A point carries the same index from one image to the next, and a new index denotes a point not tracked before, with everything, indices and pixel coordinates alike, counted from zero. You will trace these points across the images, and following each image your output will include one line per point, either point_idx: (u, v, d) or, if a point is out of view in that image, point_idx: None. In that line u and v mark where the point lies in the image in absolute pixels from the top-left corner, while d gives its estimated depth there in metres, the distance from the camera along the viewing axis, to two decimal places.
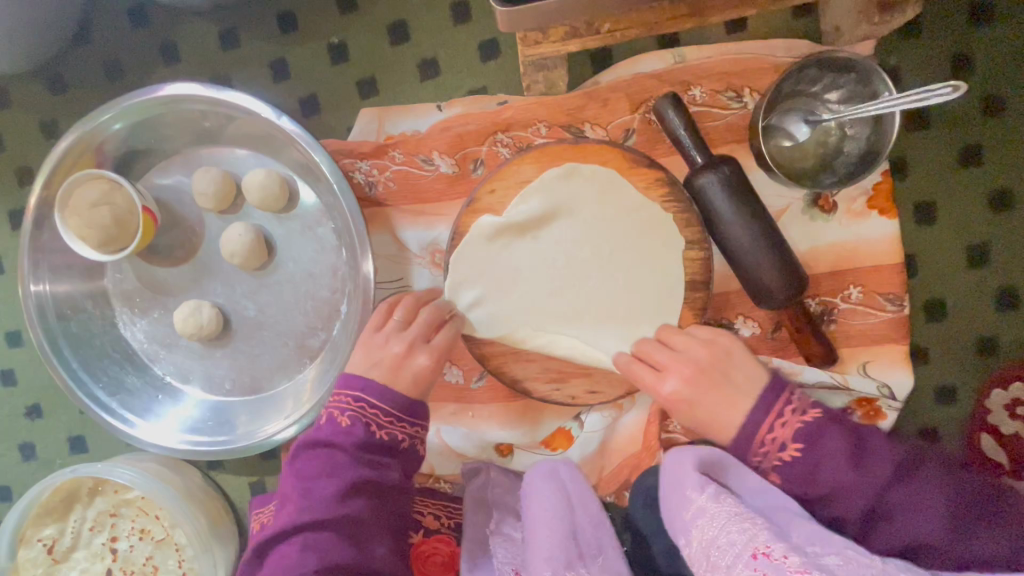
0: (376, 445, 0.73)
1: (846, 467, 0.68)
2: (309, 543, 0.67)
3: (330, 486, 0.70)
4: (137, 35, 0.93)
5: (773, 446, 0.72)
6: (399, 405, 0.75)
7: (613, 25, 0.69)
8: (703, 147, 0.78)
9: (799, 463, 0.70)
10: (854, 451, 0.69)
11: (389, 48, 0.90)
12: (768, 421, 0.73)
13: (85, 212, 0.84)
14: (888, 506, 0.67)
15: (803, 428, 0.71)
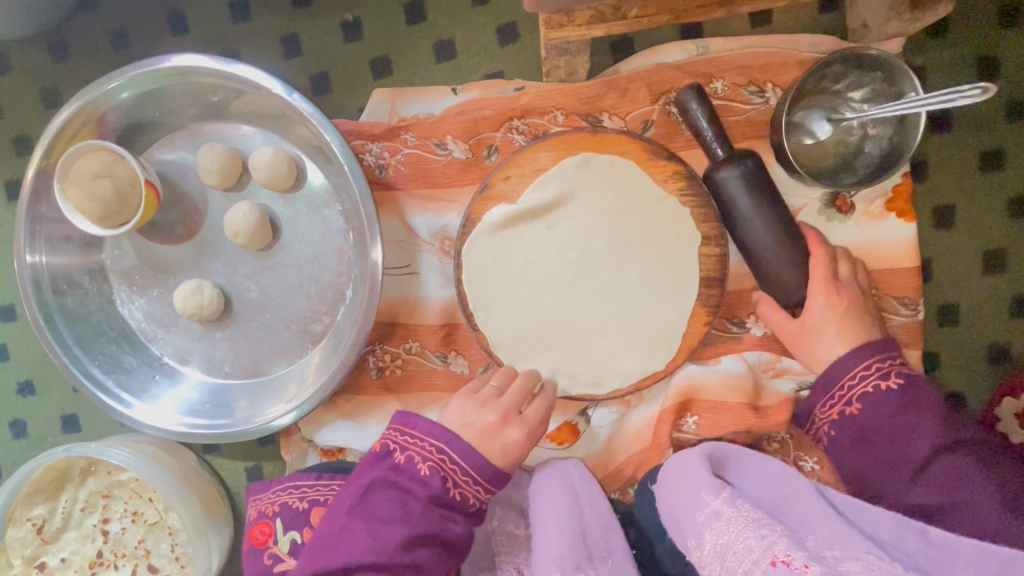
0: (450, 502, 0.70)
1: (937, 417, 0.66)
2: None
3: (399, 533, 0.67)
4: (144, 3, 0.90)
5: (875, 373, 0.70)
6: (485, 476, 0.71)
7: (640, 11, 0.68)
8: (724, 140, 0.77)
9: (894, 397, 0.68)
10: (950, 415, 0.67)
11: (405, 28, 0.88)
12: (860, 359, 0.71)
13: (85, 183, 0.81)
14: (954, 469, 0.63)
15: (913, 377, 0.69)
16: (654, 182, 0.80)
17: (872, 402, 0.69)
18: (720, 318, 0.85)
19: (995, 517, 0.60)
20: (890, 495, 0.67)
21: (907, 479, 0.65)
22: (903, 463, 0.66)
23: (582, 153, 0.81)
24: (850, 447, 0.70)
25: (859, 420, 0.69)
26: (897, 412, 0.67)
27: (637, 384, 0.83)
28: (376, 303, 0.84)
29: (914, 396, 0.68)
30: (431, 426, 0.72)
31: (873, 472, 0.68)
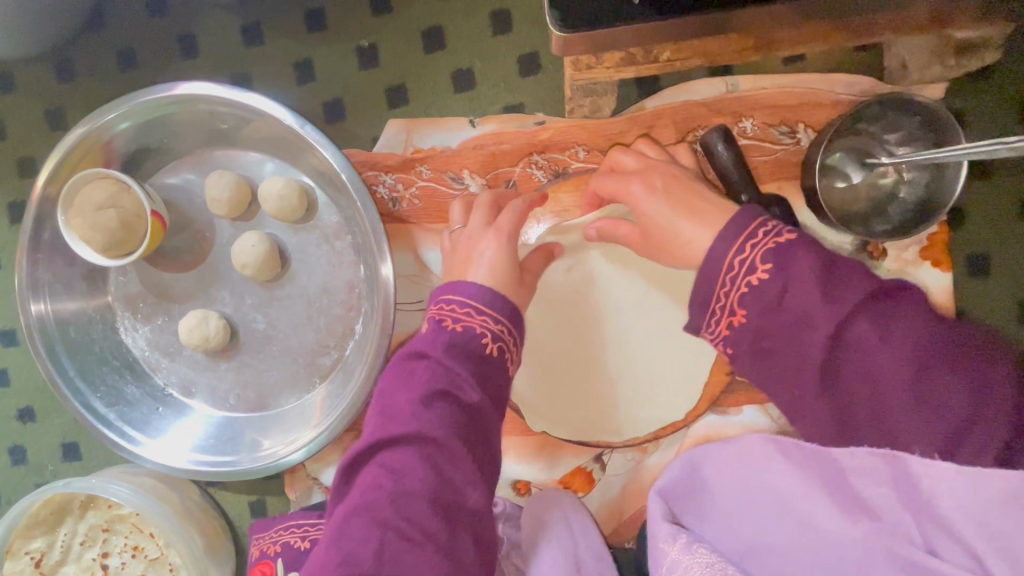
0: (454, 336, 0.59)
1: (816, 291, 0.48)
2: (387, 463, 0.53)
3: (405, 397, 0.56)
4: (153, 25, 0.87)
5: (742, 272, 0.53)
6: (488, 302, 0.62)
7: (672, 54, 0.66)
8: (752, 186, 0.74)
9: (771, 288, 0.51)
10: (827, 275, 0.49)
11: (422, 56, 0.85)
12: (738, 240, 0.54)
13: (89, 214, 0.79)
14: (862, 349, 0.47)
15: (775, 247, 0.52)
16: None
17: (759, 299, 0.51)
18: None
19: (902, 412, 0.46)
20: (804, 414, 0.52)
21: (812, 390, 0.50)
22: (806, 366, 0.49)
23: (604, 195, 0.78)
24: (764, 365, 0.53)
25: (756, 327, 0.52)
26: (775, 306, 0.50)
27: (656, 432, 0.81)
28: (386, 343, 0.81)
29: (783, 274, 0.50)
30: (455, 288, 0.64)
31: (796, 403, 0.52)
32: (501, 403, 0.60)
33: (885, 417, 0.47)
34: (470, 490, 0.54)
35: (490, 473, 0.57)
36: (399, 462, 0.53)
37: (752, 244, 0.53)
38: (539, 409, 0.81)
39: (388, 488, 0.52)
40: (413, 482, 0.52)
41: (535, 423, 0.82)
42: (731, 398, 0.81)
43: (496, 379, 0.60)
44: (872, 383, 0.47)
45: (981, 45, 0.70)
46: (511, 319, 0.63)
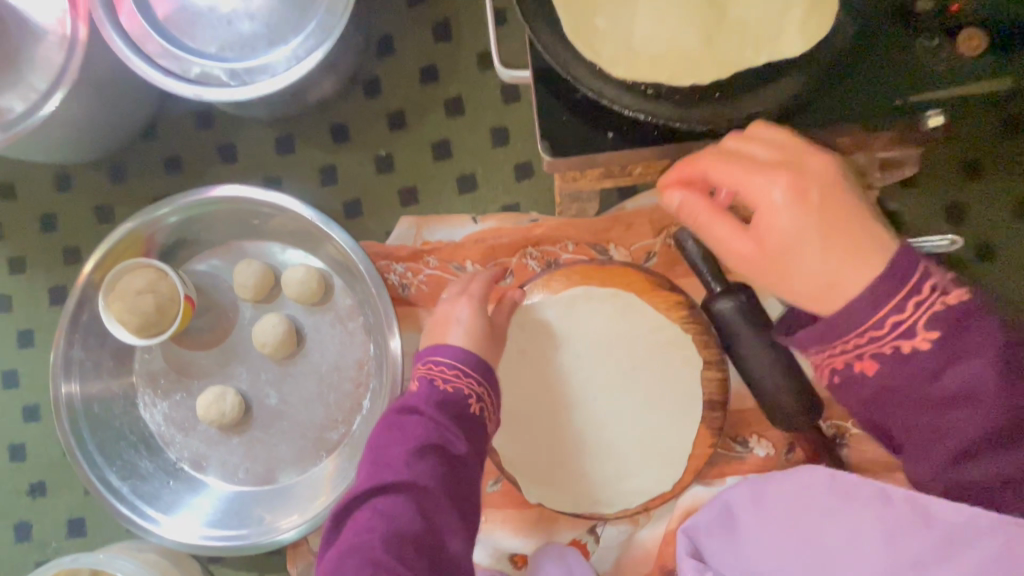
0: (444, 396, 0.70)
1: (969, 362, 0.46)
2: (380, 509, 0.61)
3: (401, 449, 0.65)
4: (198, 135, 1.00)
5: (890, 330, 0.47)
6: (473, 365, 0.73)
7: (643, 170, 0.77)
8: (720, 276, 0.84)
9: (924, 357, 0.46)
10: (978, 346, 0.46)
11: (432, 164, 0.98)
12: (870, 292, 0.47)
13: (129, 298, 0.88)
14: (1008, 423, 0.46)
15: (942, 309, 0.46)
16: (659, 310, 0.86)
17: (898, 359, 0.47)
18: (724, 437, 0.88)
19: None
20: (914, 463, 0.52)
21: (943, 455, 0.48)
22: (942, 432, 0.48)
23: (603, 285, 0.88)
24: (879, 413, 0.50)
25: (890, 388, 0.49)
26: (922, 374, 0.47)
27: (646, 503, 0.85)
28: None
29: (941, 343, 0.46)
30: (443, 350, 0.74)
31: (919, 460, 0.50)
32: (484, 455, 0.70)
33: (973, 485, 0.49)
34: (452, 532, 0.63)
35: (470, 517, 0.66)
36: (393, 507, 0.61)
37: (906, 299, 0.46)
38: (535, 481, 0.87)
39: (380, 529, 0.60)
40: (404, 524, 0.60)
41: (532, 494, 0.87)
42: (715, 469, 0.88)
43: (480, 438, 0.70)
44: None
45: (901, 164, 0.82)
46: (490, 381, 0.74)
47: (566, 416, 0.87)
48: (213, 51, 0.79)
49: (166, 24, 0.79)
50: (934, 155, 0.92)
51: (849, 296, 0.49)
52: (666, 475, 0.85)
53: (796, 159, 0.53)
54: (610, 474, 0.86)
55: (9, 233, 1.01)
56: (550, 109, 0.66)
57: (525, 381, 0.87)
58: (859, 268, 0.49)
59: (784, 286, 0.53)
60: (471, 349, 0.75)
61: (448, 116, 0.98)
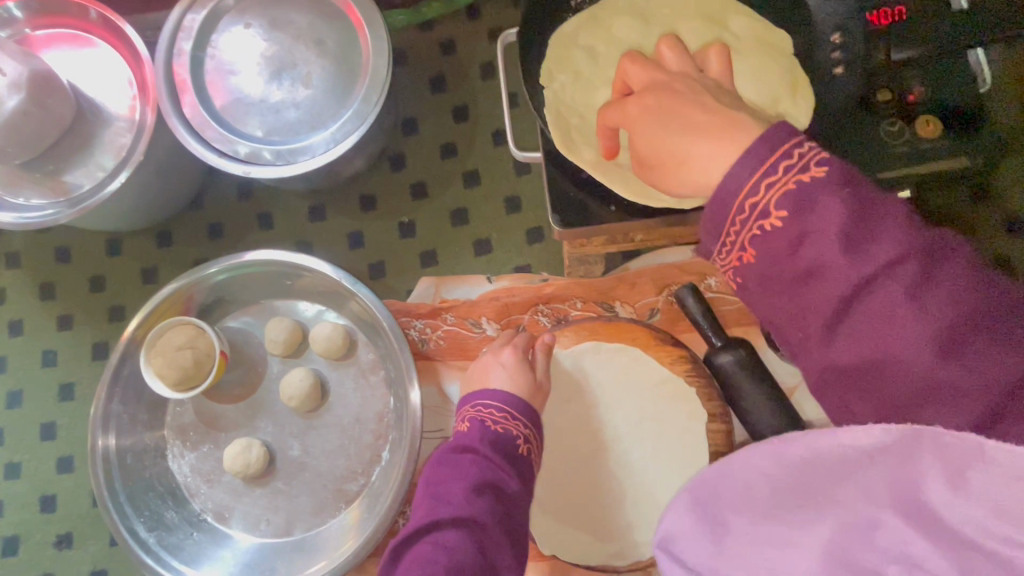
0: (496, 436, 0.81)
1: (832, 243, 0.43)
2: (442, 542, 0.68)
3: (461, 486, 0.74)
4: (239, 204, 1.10)
5: (754, 211, 0.45)
6: (520, 409, 0.85)
7: (644, 236, 0.84)
8: (721, 331, 0.90)
9: (784, 233, 0.45)
10: (853, 225, 0.43)
11: (451, 229, 1.07)
12: (752, 184, 0.45)
13: (170, 353, 0.94)
14: (879, 314, 0.43)
15: (794, 187, 0.44)
16: (663, 364, 0.92)
17: (766, 242, 0.46)
18: None
19: (910, 387, 0.43)
20: (807, 358, 0.48)
21: (818, 339, 0.46)
22: (813, 314, 0.45)
23: (610, 340, 0.94)
24: (768, 311, 0.49)
25: (767, 271, 0.47)
26: (791, 249, 0.45)
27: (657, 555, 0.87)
28: (412, 470, 0.90)
29: (800, 218, 0.44)
30: (493, 395, 0.86)
31: (793, 334, 0.48)
32: (528, 493, 0.80)
33: (857, 373, 0.45)
34: (504, 565, 0.70)
35: (519, 552, 0.74)
36: (454, 542, 0.68)
37: (775, 193, 0.44)
38: (548, 530, 0.90)
39: (444, 560, 0.66)
40: (466, 557, 0.67)
41: (546, 544, 0.90)
42: None
43: (526, 474, 0.81)
44: (883, 359, 0.43)
45: None
46: (532, 424, 0.86)
47: (578, 466, 0.91)
48: (260, 135, 0.90)
49: (222, 113, 0.90)
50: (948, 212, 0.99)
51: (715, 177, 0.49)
52: None
53: (674, 81, 0.56)
54: (625, 524, 0.89)
55: (61, 293, 1.10)
56: (559, 186, 0.75)
57: (549, 428, 0.93)
58: (746, 157, 0.45)
59: (679, 178, 0.52)
60: (518, 394, 0.87)
61: (466, 186, 1.08)
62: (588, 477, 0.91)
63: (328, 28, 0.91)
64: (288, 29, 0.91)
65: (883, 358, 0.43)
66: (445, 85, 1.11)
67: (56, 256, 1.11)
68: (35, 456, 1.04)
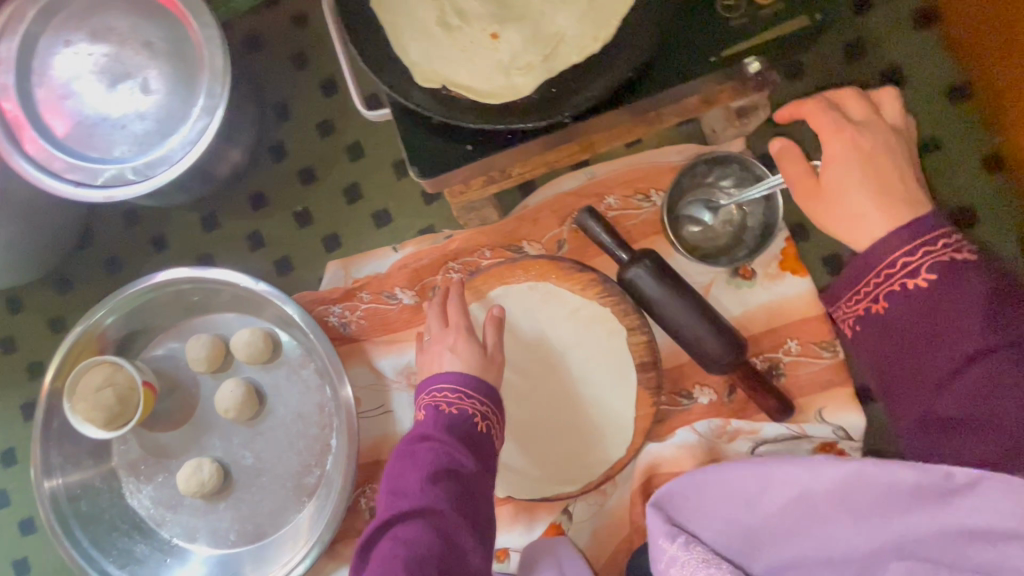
0: (451, 421, 0.78)
1: (979, 312, 0.51)
2: (400, 536, 0.68)
3: (417, 478, 0.73)
4: (130, 232, 1.07)
5: (900, 271, 0.54)
6: (469, 385, 0.81)
7: (521, 169, 0.83)
8: (626, 245, 0.90)
9: (927, 293, 0.53)
10: (997, 303, 0.52)
11: (347, 207, 1.05)
12: (904, 241, 0.54)
13: (91, 396, 0.93)
14: (989, 379, 0.51)
15: (947, 260, 0.53)
16: (575, 291, 0.92)
17: (901, 298, 0.54)
18: (668, 393, 0.93)
19: (982, 448, 0.53)
20: (912, 410, 0.56)
21: (935, 388, 0.54)
22: (940, 369, 0.53)
23: (522, 280, 0.94)
24: (880, 361, 0.57)
25: (887, 323, 0.55)
26: (928, 311, 0.53)
27: (606, 472, 0.90)
28: (356, 447, 0.92)
29: (946, 282, 0.52)
30: (443, 376, 0.83)
31: (899, 388, 0.56)
32: (490, 473, 0.77)
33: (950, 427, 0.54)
34: (469, 550, 0.69)
35: (487, 531, 0.73)
36: (417, 536, 0.68)
37: (921, 268, 0.53)
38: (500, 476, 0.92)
39: (403, 554, 0.66)
40: (428, 547, 0.67)
41: (501, 489, 0.92)
42: (666, 425, 0.93)
43: (487, 452, 0.78)
44: (987, 416, 0.52)
45: (753, 107, 0.88)
46: (490, 401, 0.82)
47: (517, 407, 0.93)
48: (117, 155, 0.86)
49: (67, 141, 0.85)
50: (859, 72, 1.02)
51: (874, 233, 0.58)
52: (617, 442, 0.90)
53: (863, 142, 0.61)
54: (572, 453, 0.91)
55: None
56: (411, 134, 0.72)
57: None
58: (889, 239, 0.55)
59: (828, 218, 0.63)
60: (439, 357, 0.86)
61: (352, 161, 1.05)
62: (529, 417, 0.92)
63: (151, 27, 0.86)
64: (112, 38, 0.86)
65: (993, 416, 0.51)
66: (307, 61, 1.06)
67: None
68: None
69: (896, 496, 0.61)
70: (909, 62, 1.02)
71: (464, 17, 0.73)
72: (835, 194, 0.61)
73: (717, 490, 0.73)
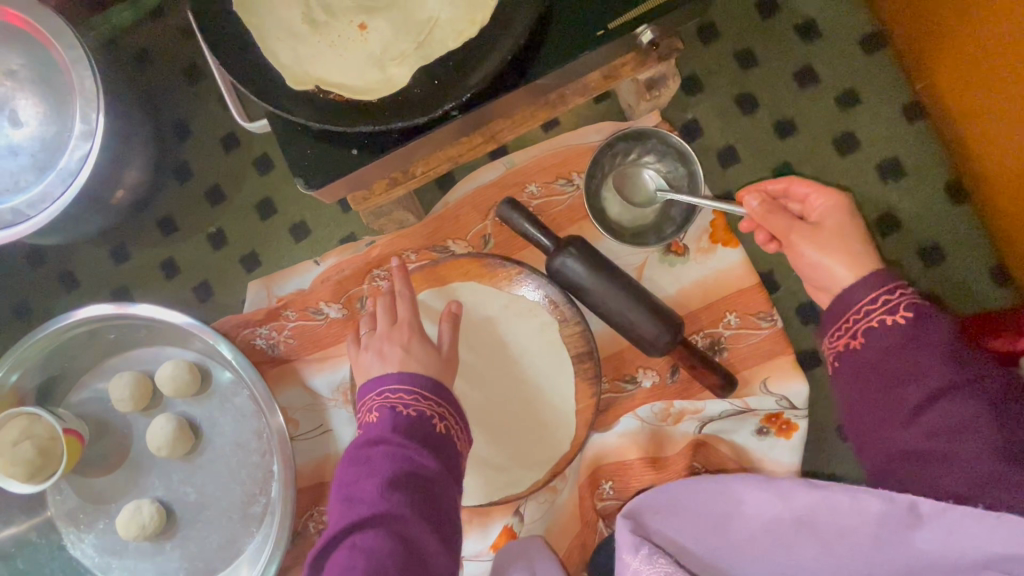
0: (410, 421, 0.72)
1: (936, 354, 0.62)
2: (359, 544, 0.61)
3: (373, 484, 0.66)
4: (38, 274, 1.01)
5: (882, 305, 0.65)
6: (424, 387, 0.76)
7: (425, 167, 0.79)
8: (550, 234, 0.86)
9: (899, 331, 0.64)
10: (954, 345, 0.63)
11: (262, 224, 1.00)
12: (884, 283, 0.65)
13: (8, 451, 0.88)
14: (950, 417, 0.61)
15: (914, 304, 0.64)
16: (503, 287, 0.89)
17: (880, 337, 0.64)
18: (609, 381, 0.91)
19: (955, 483, 0.60)
20: (891, 440, 0.64)
21: (905, 418, 0.63)
22: (907, 404, 0.63)
23: (447, 282, 0.91)
24: (853, 394, 0.67)
25: (866, 357, 0.65)
26: (894, 350, 0.64)
27: (552, 471, 0.87)
28: (294, 472, 0.89)
29: (915, 325, 0.63)
30: (391, 377, 0.77)
31: (877, 418, 0.65)
32: (453, 472, 0.72)
33: (924, 452, 0.62)
34: (436, 556, 0.64)
35: (450, 535, 0.68)
36: (376, 544, 0.61)
37: (897, 309, 0.64)
38: None
39: (362, 565, 0.60)
40: (388, 555, 0.61)
41: None
42: (611, 414, 0.90)
43: (450, 453, 0.73)
44: (965, 459, 0.60)
45: (662, 77, 0.84)
46: (447, 397, 0.77)
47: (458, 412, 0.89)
48: None
49: None
50: (771, 30, 0.99)
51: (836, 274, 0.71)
52: (560, 439, 0.87)
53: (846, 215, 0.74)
54: (517, 454, 0.88)
55: None
56: (292, 145, 0.67)
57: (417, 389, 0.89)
58: (868, 279, 0.66)
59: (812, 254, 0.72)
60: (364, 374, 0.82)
61: (262, 175, 1.00)
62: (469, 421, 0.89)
63: (12, 54, 0.80)
64: None
65: (970, 461, 0.60)
66: (201, 75, 1.00)
67: None
68: None
69: (861, 525, 0.65)
70: (821, 14, 0.99)
71: (331, 12, 0.69)
72: (828, 241, 0.72)
73: (687, 502, 0.75)
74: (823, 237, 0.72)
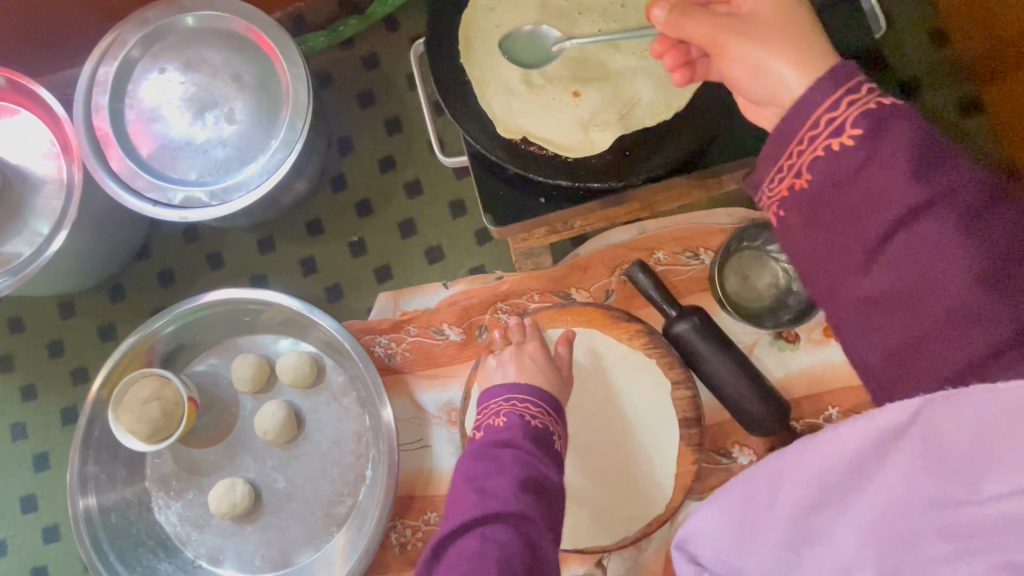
0: (537, 432, 0.77)
1: (899, 167, 0.44)
2: (491, 536, 0.64)
3: (505, 481, 0.70)
4: (188, 248, 1.10)
5: (828, 125, 0.47)
6: (550, 404, 0.82)
7: (583, 222, 0.86)
8: (674, 301, 0.91)
9: (855, 154, 0.45)
10: (925, 148, 0.44)
11: (400, 241, 1.08)
12: (841, 95, 0.46)
13: (136, 408, 0.93)
14: (923, 249, 0.44)
15: (875, 106, 0.45)
16: (624, 342, 0.93)
17: (827, 166, 0.47)
18: (707, 451, 0.93)
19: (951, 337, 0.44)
20: (844, 291, 0.49)
21: (862, 261, 0.47)
22: (861, 241, 0.47)
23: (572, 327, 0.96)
24: (811, 243, 0.50)
25: (817, 192, 0.48)
26: (850, 177, 0.46)
27: (644, 529, 0.89)
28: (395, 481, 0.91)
29: (873, 140, 0.45)
30: (518, 386, 0.83)
31: (833, 266, 0.49)
32: None
33: (902, 299, 0.46)
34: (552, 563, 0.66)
35: None
36: (507, 538, 0.64)
37: (850, 114, 0.46)
38: None
39: (494, 555, 0.62)
40: (517, 552, 0.63)
41: None
42: (705, 484, 0.93)
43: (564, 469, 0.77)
44: (953, 302, 0.43)
45: None
46: (563, 420, 0.82)
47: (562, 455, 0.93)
48: (194, 178, 0.90)
49: (150, 161, 0.89)
50: None
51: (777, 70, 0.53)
52: (657, 498, 0.89)
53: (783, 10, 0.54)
54: (614, 505, 0.90)
55: (22, 364, 1.08)
56: (486, 185, 0.77)
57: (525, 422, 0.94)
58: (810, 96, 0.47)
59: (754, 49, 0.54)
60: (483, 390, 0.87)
61: (410, 198, 1.09)
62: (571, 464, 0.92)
63: (244, 62, 0.91)
64: (203, 69, 0.91)
65: (958, 304, 0.43)
66: (374, 101, 1.11)
67: (10, 328, 1.10)
68: (20, 531, 1.03)
69: (866, 462, 0.45)
70: None
71: (547, 77, 0.76)
72: (764, 39, 0.54)
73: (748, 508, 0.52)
74: (742, 34, 0.54)
